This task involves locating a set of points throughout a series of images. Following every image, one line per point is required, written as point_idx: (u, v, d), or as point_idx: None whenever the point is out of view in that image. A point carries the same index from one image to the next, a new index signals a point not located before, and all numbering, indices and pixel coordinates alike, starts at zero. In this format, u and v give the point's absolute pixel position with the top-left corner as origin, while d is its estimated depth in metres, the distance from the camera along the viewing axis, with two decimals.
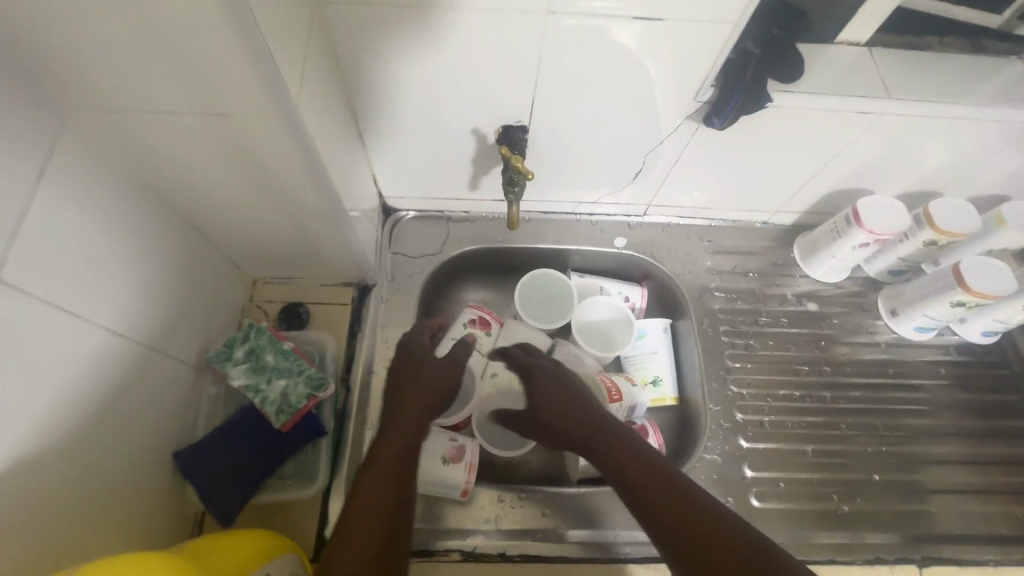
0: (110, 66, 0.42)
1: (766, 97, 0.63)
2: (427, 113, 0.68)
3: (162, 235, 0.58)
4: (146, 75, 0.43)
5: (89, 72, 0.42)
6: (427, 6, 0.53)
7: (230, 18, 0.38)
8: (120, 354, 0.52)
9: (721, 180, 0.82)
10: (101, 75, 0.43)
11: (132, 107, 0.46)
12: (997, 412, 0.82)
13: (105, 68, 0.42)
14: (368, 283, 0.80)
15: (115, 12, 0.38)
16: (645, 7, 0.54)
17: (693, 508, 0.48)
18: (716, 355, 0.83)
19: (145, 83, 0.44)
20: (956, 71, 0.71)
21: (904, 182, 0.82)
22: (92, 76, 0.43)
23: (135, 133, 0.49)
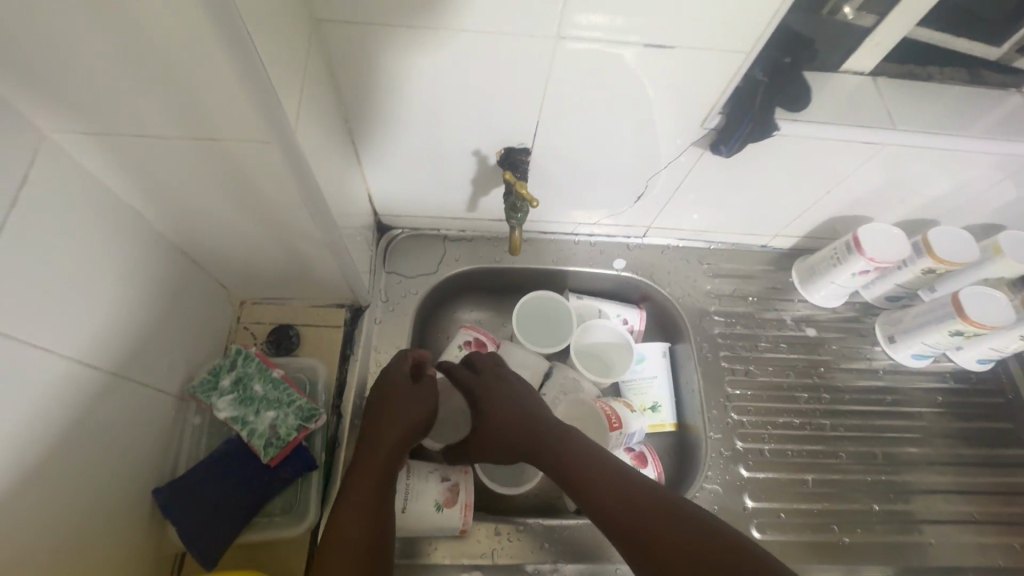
0: (93, 90, 0.39)
1: (774, 126, 0.62)
2: (427, 133, 0.66)
3: (146, 259, 0.55)
4: (134, 99, 0.41)
5: (70, 94, 0.40)
6: (432, 27, 0.51)
7: (227, 43, 0.36)
8: (97, 387, 0.49)
9: (722, 204, 0.81)
10: (84, 97, 0.40)
11: (117, 130, 0.44)
12: (994, 440, 0.82)
13: (88, 91, 0.39)
14: (361, 304, 0.77)
15: (101, 35, 0.35)
16: (656, 34, 0.53)
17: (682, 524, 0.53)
18: (715, 381, 0.82)
19: (132, 106, 0.41)
20: (956, 102, 0.71)
21: (903, 209, 0.82)
22: (73, 98, 0.40)
23: (119, 154, 0.46)
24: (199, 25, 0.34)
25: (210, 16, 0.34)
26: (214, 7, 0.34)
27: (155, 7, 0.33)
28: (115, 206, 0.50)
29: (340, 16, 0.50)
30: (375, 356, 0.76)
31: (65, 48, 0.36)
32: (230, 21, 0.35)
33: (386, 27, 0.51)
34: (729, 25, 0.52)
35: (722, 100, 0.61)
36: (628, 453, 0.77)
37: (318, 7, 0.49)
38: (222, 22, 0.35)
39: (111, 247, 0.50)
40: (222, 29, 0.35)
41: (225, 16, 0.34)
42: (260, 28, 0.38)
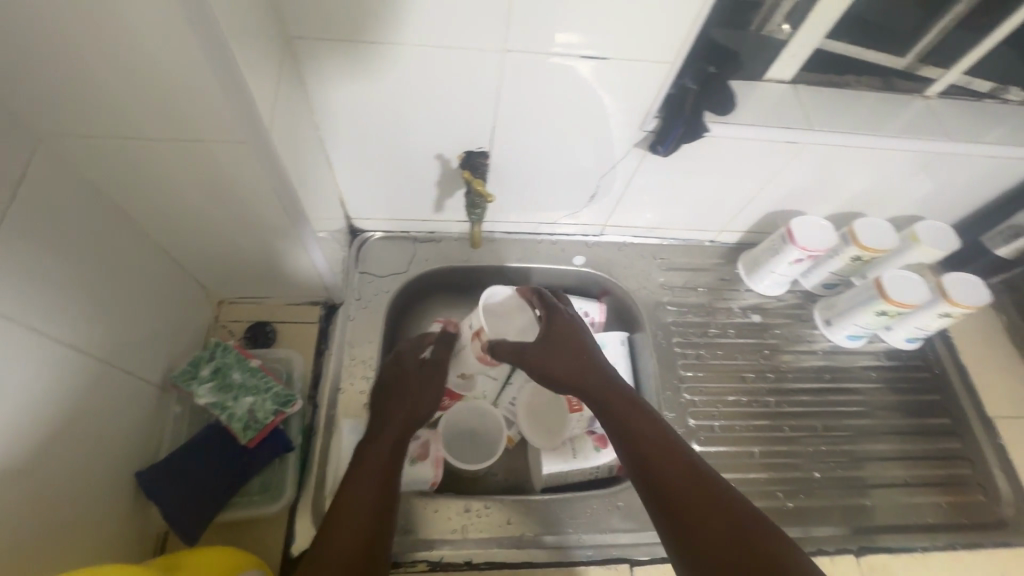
0: (85, 95, 0.44)
1: (705, 128, 0.70)
2: (394, 138, 0.71)
3: (131, 256, 0.59)
4: (122, 105, 0.46)
5: (64, 101, 0.44)
6: (393, 42, 0.58)
7: (207, 50, 0.41)
8: (84, 372, 0.53)
9: (669, 202, 0.89)
10: (77, 103, 0.45)
11: (105, 133, 0.48)
12: (924, 411, 0.90)
13: (81, 97, 0.44)
14: (335, 301, 0.82)
15: (95, 47, 0.40)
16: (592, 47, 0.60)
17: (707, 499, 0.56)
18: (670, 365, 0.88)
19: (120, 111, 0.46)
20: (867, 106, 0.80)
21: (832, 203, 0.91)
22: (67, 105, 0.45)
23: (105, 158, 0.51)
24: (182, 34, 0.40)
25: (191, 26, 0.39)
26: (195, 19, 0.39)
27: (143, 21, 0.39)
28: (102, 206, 0.55)
29: (309, 33, 0.56)
30: (350, 349, 0.79)
31: (63, 60, 0.41)
32: (209, 30, 0.40)
33: (352, 43, 0.58)
34: (655, 37, 0.60)
35: (656, 105, 0.68)
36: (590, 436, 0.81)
37: (290, 25, 0.55)
38: (202, 31, 0.40)
39: (99, 242, 0.54)
40: (202, 37, 0.40)
41: (205, 24, 0.40)
42: (237, 39, 0.44)
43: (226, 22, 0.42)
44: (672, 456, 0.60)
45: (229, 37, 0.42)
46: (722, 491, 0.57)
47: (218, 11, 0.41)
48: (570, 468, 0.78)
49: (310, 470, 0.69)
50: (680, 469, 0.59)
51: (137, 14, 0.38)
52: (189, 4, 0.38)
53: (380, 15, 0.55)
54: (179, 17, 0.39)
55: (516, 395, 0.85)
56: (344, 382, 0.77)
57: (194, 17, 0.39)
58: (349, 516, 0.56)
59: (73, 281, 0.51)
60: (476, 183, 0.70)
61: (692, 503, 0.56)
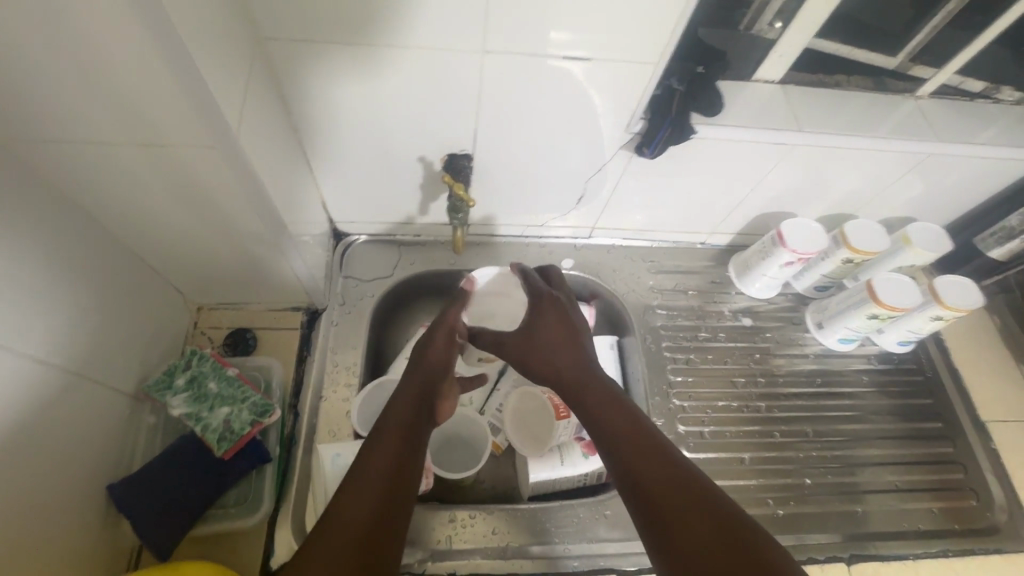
0: (42, 101, 0.43)
1: (692, 129, 0.68)
2: (374, 140, 0.70)
3: (100, 265, 0.57)
4: (84, 111, 0.44)
5: (20, 107, 0.43)
6: (368, 42, 0.56)
7: (161, 49, 0.40)
8: (51, 385, 0.51)
9: (659, 204, 0.87)
10: (34, 109, 0.43)
11: (70, 141, 0.47)
12: (917, 415, 0.89)
13: (38, 103, 0.43)
14: (317, 307, 0.80)
15: (47, 51, 0.39)
16: (573, 47, 0.59)
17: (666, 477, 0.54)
18: (659, 370, 0.87)
19: (81, 117, 0.44)
20: (856, 106, 0.79)
21: (823, 205, 0.89)
22: (24, 111, 0.43)
23: (70, 165, 0.49)
24: (134, 34, 0.38)
25: (143, 25, 0.38)
26: (146, 18, 0.37)
27: (93, 23, 0.37)
28: (69, 214, 0.53)
29: (282, 33, 0.54)
30: (332, 356, 0.79)
31: (15, 66, 0.39)
32: (163, 30, 0.39)
33: (326, 44, 0.56)
34: (638, 37, 0.58)
35: (642, 106, 0.67)
36: (578, 441, 0.81)
37: (261, 25, 0.53)
38: (155, 30, 0.38)
39: (66, 251, 0.53)
40: (155, 36, 0.39)
41: (157, 24, 0.38)
42: (196, 39, 0.42)
43: (182, 21, 0.40)
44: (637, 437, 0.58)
45: (186, 38, 0.41)
46: (681, 466, 0.55)
47: (173, 11, 0.39)
48: (558, 475, 0.78)
49: (290, 482, 0.68)
50: (643, 450, 0.57)
51: (85, 16, 0.37)
52: (139, 3, 0.37)
53: (354, 15, 0.53)
54: (129, 17, 0.37)
55: (504, 401, 0.84)
56: (326, 390, 0.76)
57: (145, 16, 0.37)
58: (362, 487, 0.53)
59: (35, 289, 0.50)
60: (458, 188, 0.68)
61: (654, 484, 0.54)
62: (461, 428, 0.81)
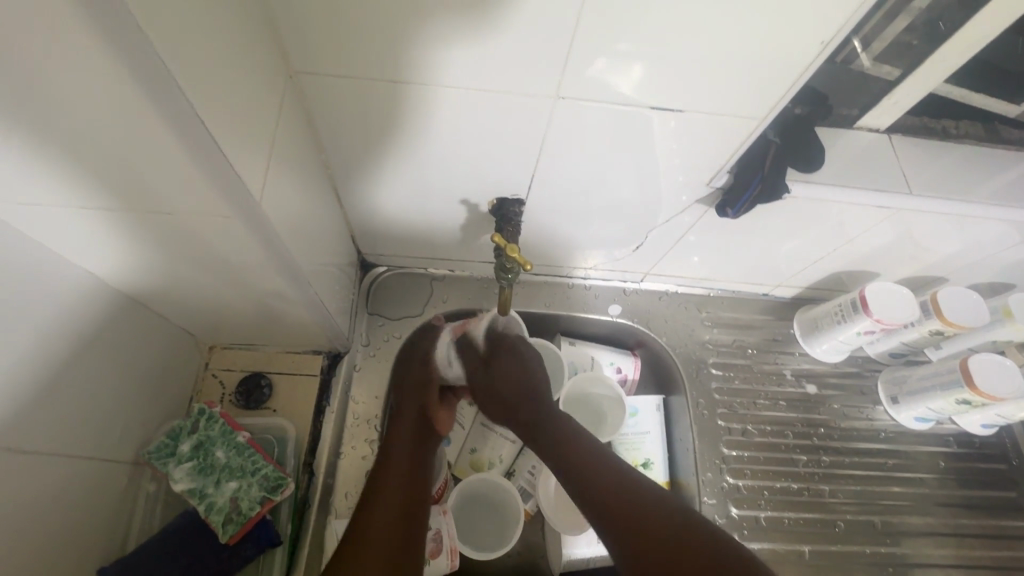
0: (29, 176, 0.35)
1: (785, 189, 0.59)
2: (415, 174, 0.62)
3: (102, 328, 0.51)
4: (74, 181, 0.37)
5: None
6: (425, 82, 0.49)
7: (163, 114, 0.33)
8: (37, 473, 0.45)
9: (725, 255, 0.78)
10: (17, 183, 0.36)
11: (58, 209, 0.39)
12: (999, 511, 0.81)
13: (23, 178, 0.35)
14: (341, 350, 0.72)
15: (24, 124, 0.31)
16: (665, 99, 0.51)
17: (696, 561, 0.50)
18: (712, 440, 0.79)
19: (73, 188, 0.37)
20: (972, 161, 0.67)
21: (911, 266, 0.79)
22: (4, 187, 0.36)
23: (59, 229, 0.42)
24: (127, 99, 0.31)
25: (143, 89, 0.31)
26: (141, 80, 0.31)
27: (79, 90, 0.30)
28: (66, 277, 0.46)
29: (314, 67, 0.48)
30: (353, 407, 0.72)
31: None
32: (167, 91, 0.32)
33: (369, 79, 0.49)
34: (744, 92, 0.50)
35: (748, 144, 0.57)
36: None
37: (294, 59, 0.47)
38: (155, 92, 0.32)
39: (62, 319, 0.46)
40: (156, 99, 0.32)
41: (159, 84, 0.31)
42: (209, 96, 0.36)
43: (190, 75, 0.34)
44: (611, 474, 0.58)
45: (193, 97, 0.34)
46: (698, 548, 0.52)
47: (179, 69, 0.32)
48: (594, 554, 0.70)
49: (301, 550, 0.63)
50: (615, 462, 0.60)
51: (69, 82, 0.30)
52: (134, 63, 0.30)
53: (411, 49, 0.46)
54: (122, 78, 0.30)
55: (537, 463, 0.74)
56: (345, 444, 0.69)
57: (142, 77, 0.31)
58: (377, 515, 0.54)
59: (25, 376, 0.43)
60: (511, 253, 0.60)
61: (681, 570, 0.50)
62: (489, 492, 0.72)
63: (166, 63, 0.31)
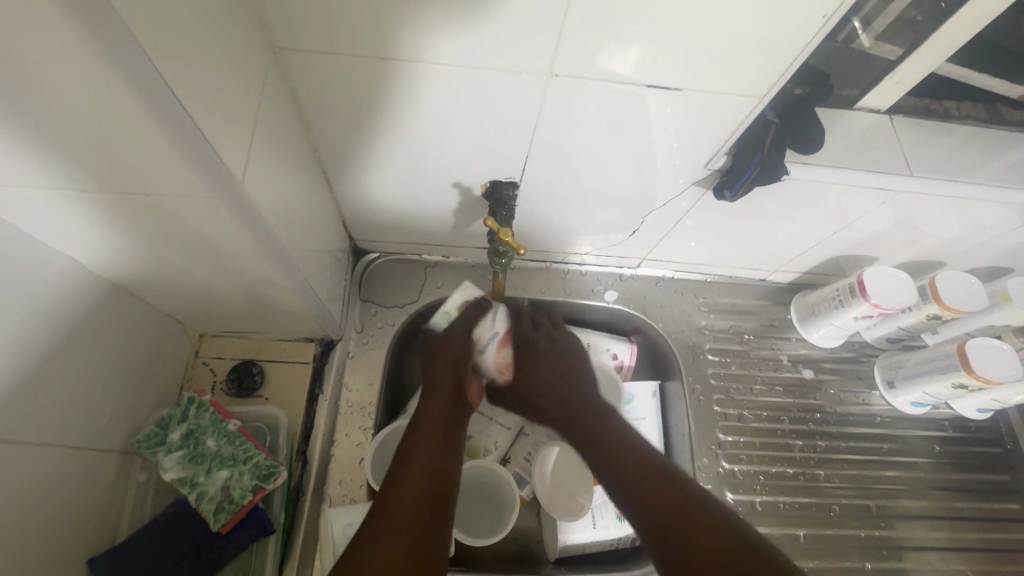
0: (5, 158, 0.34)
1: (784, 171, 0.58)
2: (407, 156, 0.60)
3: (86, 315, 0.49)
4: (47, 163, 0.35)
5: None
6: (414, 59, 0.48)
7: (135, 88, 0.31)
8: (23, 465, 0.44)
9: (722, 240, 0.77)
10: None
11: (31, 192, 0.38)
12: (993, 494, 0.81)
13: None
14: (334, 338, 0.71)
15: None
16: (662, 76, 0.50)
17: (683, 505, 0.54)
18: (708, 426, 0.79)
19: (47, 169, 0.36)
20: (976, 142, 0.66)
21: (910, 250, 0.78)
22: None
23: (35, 213, 0.40)
24: (97, 73, 0.29)
25: (118, 69, 0.30)
26: (115, 57, 0.29)
27: (45, 64, 0.28)
28: (46, 263, 0.45)
29: (299, 44, 0.47)
30: (346, 394, 0.71)
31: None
32: (139, 63, 0.30)
33: (357, 58, 0.48)
34: (743, 72, 0.49)
35: (745, 127, 0.56)
36: (613, 500, 0.73)
37: (277, 35, 0.46)
38: (125, 64, 0.30)
39: (42, 307, 0.45)
40: (126, 71, 0.30)
41: (130, 56, 0.30)
42: (184, 70, 0.34)
43: (165, 48, 0.32)
44: (657, 480, 0.57)
45: (170, 74, 0.32)
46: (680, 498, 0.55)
47: (150, 41, 0.31)
48: (589, 540, 0.70)
49: (295, 537, 0.63)
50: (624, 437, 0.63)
51: (38, 59, 0.28)
52: (102, 34, 0.28)
53: (399, 26, 0.45)
54: (89, 50, 0.28)
55: (532, 449, 0.74)
56: (339, 432, 0.69)
57: (109, 49, 0.29)
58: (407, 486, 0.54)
59: (8, 366, 0.42)
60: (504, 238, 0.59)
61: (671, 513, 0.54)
62: (483, 478, 0.72)
63: (135, 32, 0.29)
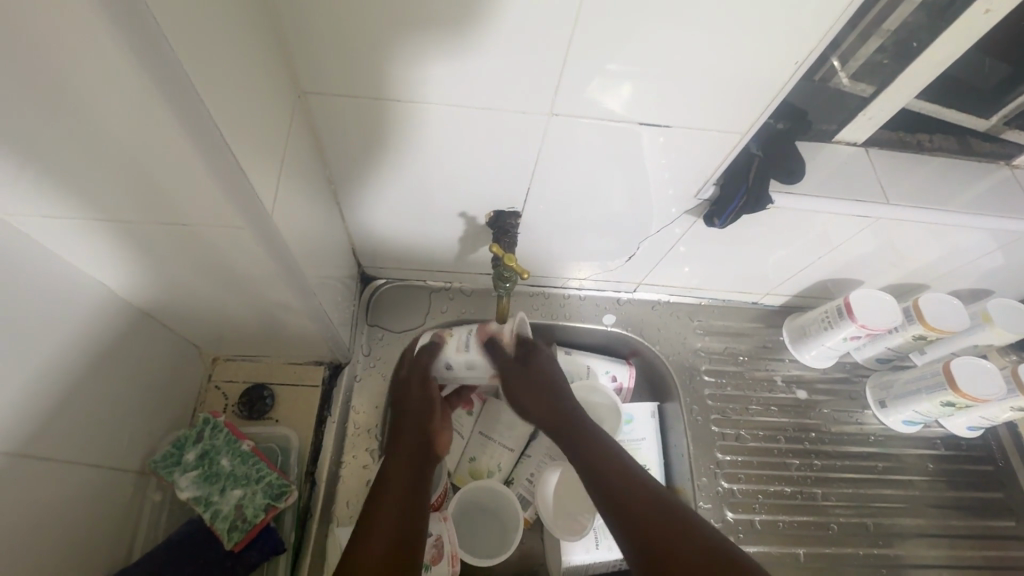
0: (62, 186, 0.38)
1: (768, 200, 0.62)
2: (415, 189, 0.64)
3: (114, 336, 0.52)
4: (97, 194, 0.39)
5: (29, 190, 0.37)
6: (427, 101, 0.52)
7: (185, 126, 0.34)
8: (51, 477, 0.46)
9: (714, 266, 0.81)
10: (45, 191, 0.38)
11: (78, 221, 0.41)
12: (989, 513, 0.83)
13: (47, 186, 0.37)
14: (342, 361, 0.74)
15: (53, 134, 0.33)
16: (653, 115, 0.54)
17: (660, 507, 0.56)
18: (705, 446, 0.81)
19: (95, 198, 0.39)
20: (947, 171, 0.70)
21: (894, 274, 0.81)
22: (34, 196, 0.38)
23: (78, 240, 0.44)
24: (156, 118, 0.33)
25: (170, 108, 0.33)
26: (173, 101, 0.33)
27: (106, 102, 0.32)
28: (81, 287, 0.48)
29: (322, 87, 0.51)
30: (354, 417, 0.73)
31: (20, 155, 0.34)
32: (192, 105, 0.34)
33: (375, 100, 0.52)
34: (728, 110, 0.54)
35: (730, 159, 0.60)
36: None
37: (304, 81, 0.50)
38: (178, 107, 0.33)
39: (74, 327, 0.48)
40: (177, 112, 0.33)
41: (187, 104, 0.33)
42: (227, 116, 0.37)
43: (214, 96, 0.36)
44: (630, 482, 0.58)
45: (217, 115, 0.36)
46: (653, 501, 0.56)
47: (204, 92, 0.34)
48: (592, 561, 0.71)
49: (303, 556, 0.64)
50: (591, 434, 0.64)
51: (103, 101, 0.32)
52: (165, 87, 0.32)
53: (416, 72, 0.49)
54: (152, 97, 0.32)
55: (535, 471, 0.75)
56: (346, 455, 0.71)
57: (170, 96, 0.32)
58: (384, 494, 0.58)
59: (42, 385, 0.45)
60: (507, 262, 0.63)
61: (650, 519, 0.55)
62: (488, 498, 0.72)
63: (191, 82, 0.33)
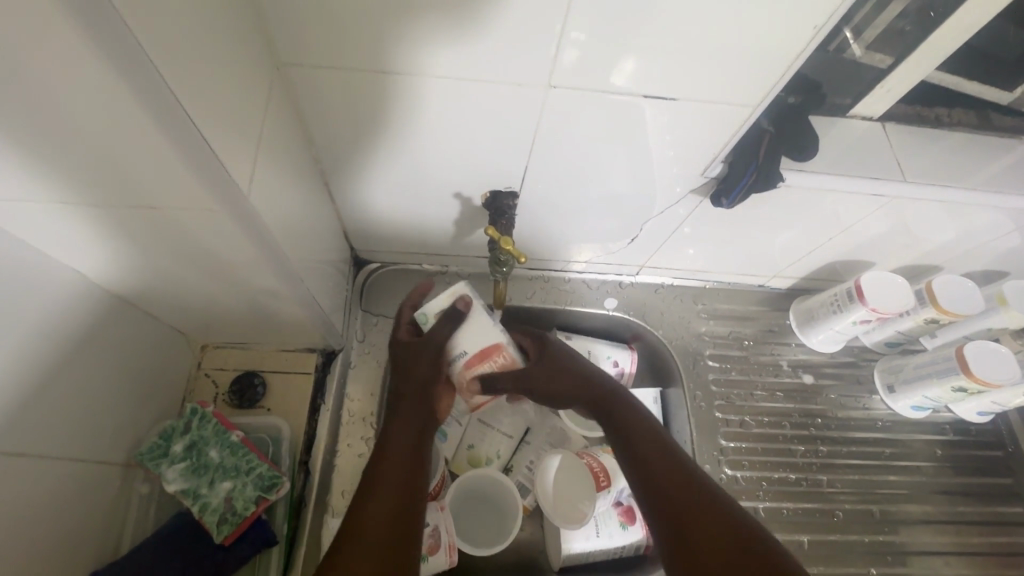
0: (18, 173, 0.35)
1: (778, 178, 0.59)
2: (407, 168, 0.61)
3: (92, 328, 0.50)
4: (61, 180, 0.36)
5: None
6: (415, 73, 0.49)
7: (144, 103, 0.31)
8: (29, 476, 0.45)
9: (720, 247, 0.78)
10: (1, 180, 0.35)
11: (43, 209, 0.39)
12: (996, 498, 0.81)
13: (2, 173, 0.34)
14: (334, 348, 0.72)
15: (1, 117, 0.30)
16: (658, 88, 0.51)
17: (692, 491, 0.53)
18: (709, 432, 0.79)
19: (57, 184, 0.36)
20: (967, 146, 0.67)
21: (907, 255, 0.78)
22: None
23: (44, 229, 0.41)
24: (112, 97, 0.30)
25: (125, 85, 0.30)
26: (127, 75, 0.30)
27: (53, 81, 0.29)
28: (54, 278, 0.45)
29: (301, 59, 0.48)
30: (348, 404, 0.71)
31: None
32: (149, 79, 0.31)
33: (358, 72, 0.49)
34: (738, 83, 0.50)
35: (738, 135, 0.57)
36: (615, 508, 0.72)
37: (281, 52, 0.47)
38: (134, 79, 0.30)
39: (49, 321, 0.45)
40: (135, 86, 0.30)
41: (143, 77, 0.30)
42: (191, 90, 0.34)
43: (175, 69, 0.33)
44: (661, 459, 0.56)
45: (178, 88, 0.33)
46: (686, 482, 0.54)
47: (161, 63, 0.31)
48: (592, 548, 0.70)
49: (298, 547, 0.63)
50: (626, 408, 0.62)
51: (50, 80, 0.29)
52: (116, 59, 0.29)
53: (399, 40, 0.45)
54: (104, 74, 0.29)
55: (534, 458, 0.75)
56: (340, 444, 0.69)
57: (124, 69, 0.29)
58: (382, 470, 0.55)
59: (16, 382, 0.43)
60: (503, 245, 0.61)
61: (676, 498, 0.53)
62: (486, 486, 0.71)
63: (145, 50, 0.30)
